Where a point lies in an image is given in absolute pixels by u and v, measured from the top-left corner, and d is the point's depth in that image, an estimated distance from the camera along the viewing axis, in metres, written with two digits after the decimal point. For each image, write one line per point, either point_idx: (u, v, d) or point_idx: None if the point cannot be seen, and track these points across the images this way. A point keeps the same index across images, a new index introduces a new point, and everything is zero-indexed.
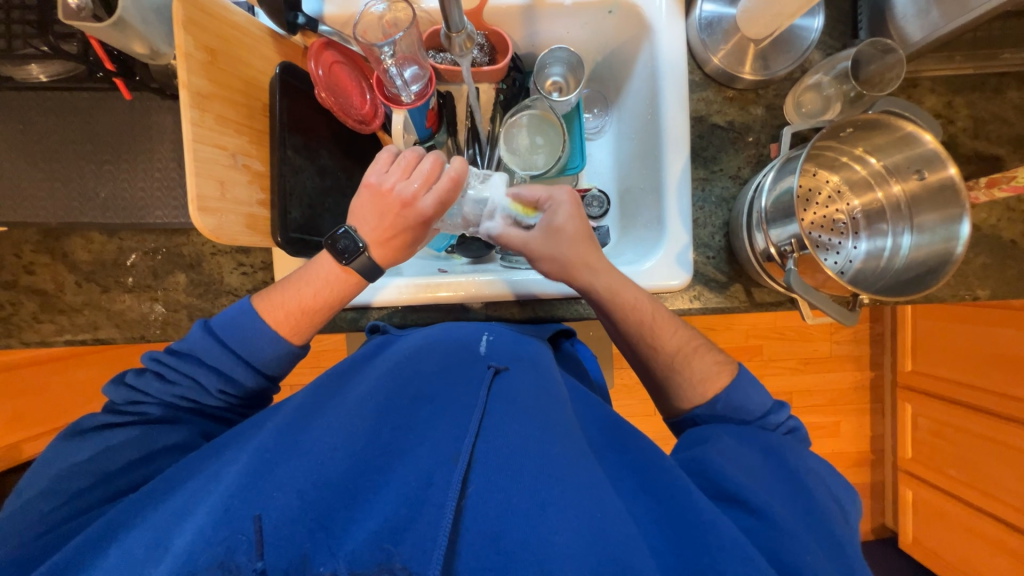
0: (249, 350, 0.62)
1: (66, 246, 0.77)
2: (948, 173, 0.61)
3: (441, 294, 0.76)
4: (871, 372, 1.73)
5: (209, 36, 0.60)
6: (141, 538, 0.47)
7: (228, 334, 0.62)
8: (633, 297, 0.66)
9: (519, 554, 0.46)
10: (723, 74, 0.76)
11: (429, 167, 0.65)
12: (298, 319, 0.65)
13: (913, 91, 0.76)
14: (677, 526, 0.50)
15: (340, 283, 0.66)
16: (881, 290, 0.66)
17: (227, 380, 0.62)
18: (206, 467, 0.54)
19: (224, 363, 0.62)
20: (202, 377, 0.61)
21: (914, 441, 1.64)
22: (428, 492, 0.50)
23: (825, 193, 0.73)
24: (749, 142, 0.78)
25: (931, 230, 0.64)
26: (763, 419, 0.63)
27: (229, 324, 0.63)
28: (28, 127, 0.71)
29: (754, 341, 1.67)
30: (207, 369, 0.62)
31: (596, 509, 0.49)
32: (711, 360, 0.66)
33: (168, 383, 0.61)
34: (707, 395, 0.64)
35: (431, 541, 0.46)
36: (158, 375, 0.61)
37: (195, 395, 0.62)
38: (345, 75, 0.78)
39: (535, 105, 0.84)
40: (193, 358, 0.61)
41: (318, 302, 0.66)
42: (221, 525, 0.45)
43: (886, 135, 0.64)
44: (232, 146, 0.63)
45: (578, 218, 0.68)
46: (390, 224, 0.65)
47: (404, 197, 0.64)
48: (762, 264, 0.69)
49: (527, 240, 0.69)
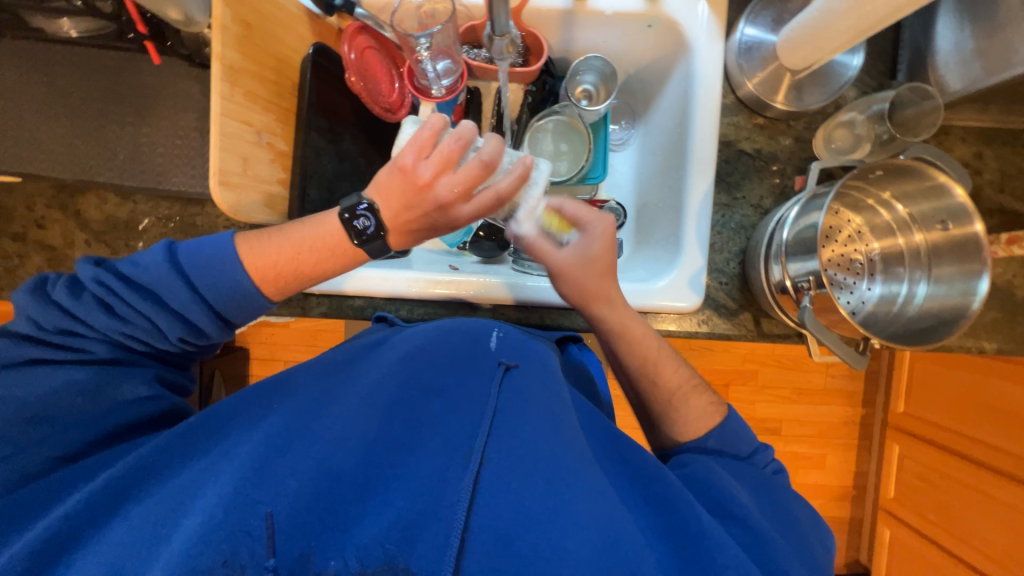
0: (220, 301, 0.58)
1: (79, 204, 0.77)
2: (973, 229, 0.60)
3: (439, 292, 0.76)
4: (863, 409, 1.73)
5: (247, 10, 0.59)
6: (146, 517, 0.47)
7: (198, 276, 0.57)
8: (642, 335, 0.66)
9: (530, 562, 0.45)
10: (755, 100, 0.75)
11: (455, 147, 0.58)
12: (287, 272, 0.61)
13: (945, 139, 0.75)
14: (677, 536, 0.50)
15: (331, 245, 0.61)
16: (893, 337, 0.66)
17: (189, 329, 0.58)
18: (210, 449, 0.53)
19: (189, 308, 0.57)
20: (160, 319, 0.57)
21: (899, 481, 1.64)
22: (441, 491, 0.49)
23: (846, 233, 0.72)
24: (773, 171, 0.77)
25: (949, 282, 0.64)
26: (751, 456, 0.62)
27: (200, 266, 0.57)
28: (55, 80, 0.70)
29: (751, 366, 1.67)
30: (169, 312, 0.57)
31: (608, 517, 0.48)
32: (704, 403, 0.64)
33: (115, 318, 0.56)
34: (731, 430, 0.62)
35: (444, 540, 0.46)
36: (106, 309, 0.55)
37: (150, 336, 0.57)
38: (377, 61, 0.78)
39: (563, 111, 0.84)
40: (150, 294, 0.56)
41: (310, 258, 0.61)
42: (230, 513, 0.44)
43: (915, 182, 0.63)
44: (258, 122, 0.62)
45: (610, 253, 0.67)
46: (410, 206, 0.60)
47: (429, 179, 0.58)
48: (776, 296, 0.69)
49: (561, 261, 0.65)
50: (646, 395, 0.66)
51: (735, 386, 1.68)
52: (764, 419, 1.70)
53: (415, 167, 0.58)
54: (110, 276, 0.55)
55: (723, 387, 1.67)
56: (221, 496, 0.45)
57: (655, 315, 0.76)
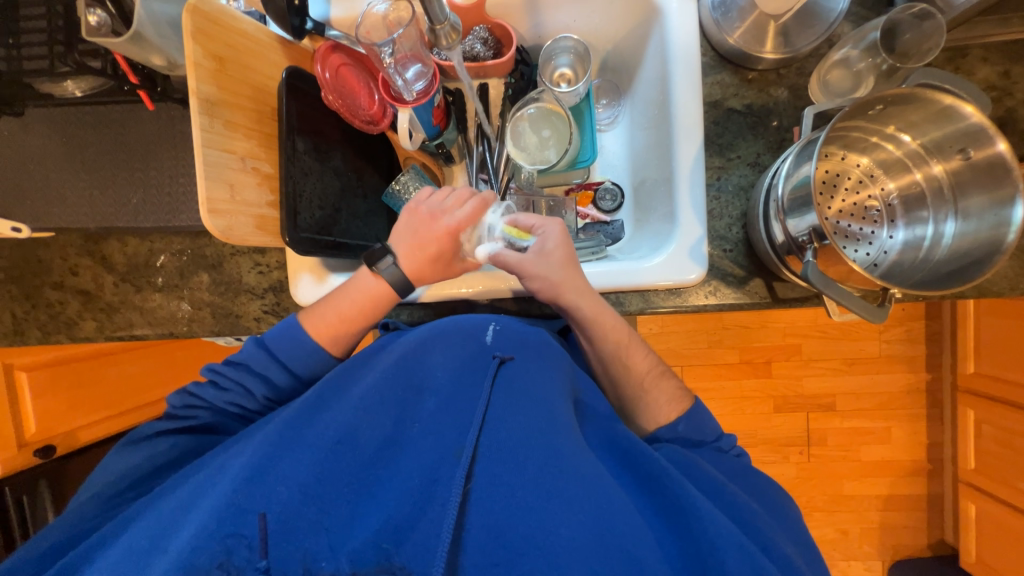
0: (294, 362, 0.66)
1: (104, 250, 0.83)
2: (996, 149, 0.54)
3: (460, 292, 0.73)
4: (927, 375, 1.58)
5: (218, 45, 0.62)
6: (146, 528, 0.50)
7: (282, 348, 0.66)
8: (612, 323, 0.68)
9: (524, 551, 0.47)
10: (739, 54, 0.71)
11: (472, 206, 0.70)
12: (343, 332, 0.69)
13: (962, 62, 0.68)
14: (672, 516, 0.51)
15: (381, 299, 0.70)
16: (918, 283, 0.61)
17: (271, 387, 0.66)
18: (210, 463, 0.56)
19: (276, 374, 0.66)
20: (248, 382, 0.65)
21: (978, 451, 1.48)
22: (431, 490, 0.51)
23: (854, 178, 0.68)
24: (771, 126, 0.73)
25: (979, 216, 0.57)
26: (717, 441, 0.66)
27: (280, 338, 0.66)
28: (70, 139, 0.76)
29: (793, 340, 1.57)
30: (258, 377, 0.66)
31: (602, 505, 0.49)
32: (672, 387, 0.69)
33: (219, 390, 0.65)
34: (703, 416, 0.66)
35: (433, 538, 0.48)
36: (214, 385, 0.66)
37: (242, 401, 0.66)
38: (353, 77, 0.79)
39: (541, 98, 0.82)
40: (246, 367, 0.66)
41: (360, 315, 0.69)
42: (225, 521, 0.47)
43: (921, 110, 0.58)
44: (241, 149, 0.65)
45: (566, 246, 0.70)
46: (436, 252, 0.70)
47: (452, 227, 0.70)
48: (782, 257, 0.64)
49: (522, 260, 0.68)
50: (620, 381, 0.69)
51: (777, 362, 1.57)
52: (814, 394, 1.59)
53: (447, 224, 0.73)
54: (221, 364, 0.66)
55: (764, 365, 1.57)
56: (218, 504, 0.48)
57: (662, 291, 0.74)
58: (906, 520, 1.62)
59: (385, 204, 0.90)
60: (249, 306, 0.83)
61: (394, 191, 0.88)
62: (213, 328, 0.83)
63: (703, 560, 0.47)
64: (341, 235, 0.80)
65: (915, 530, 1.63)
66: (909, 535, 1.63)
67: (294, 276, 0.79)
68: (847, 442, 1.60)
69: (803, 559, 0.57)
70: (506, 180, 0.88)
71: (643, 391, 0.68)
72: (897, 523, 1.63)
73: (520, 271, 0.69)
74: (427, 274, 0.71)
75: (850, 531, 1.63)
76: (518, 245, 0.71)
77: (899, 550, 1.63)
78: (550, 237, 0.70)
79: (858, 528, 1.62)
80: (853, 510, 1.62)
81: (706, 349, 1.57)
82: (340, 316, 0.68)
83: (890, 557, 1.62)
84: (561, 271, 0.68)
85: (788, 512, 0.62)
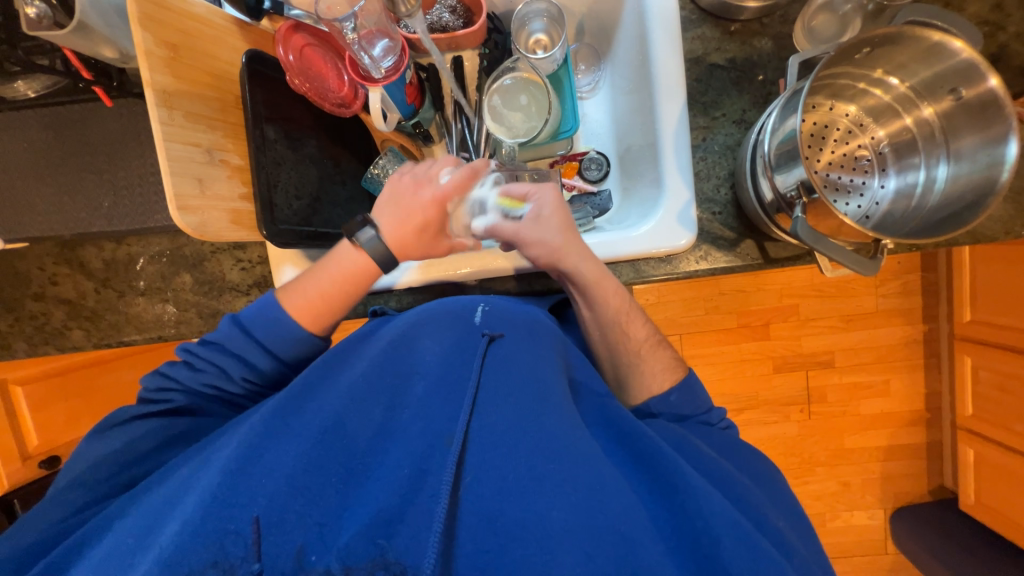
0: (268, 338, 0.64)
1: (82, 257, 0.82)
2: (988, 85, 0.52)
3: (448, 274, 0.74)
4: (925, 326, 1.58)
5: (169, 31, 0.59)
6: (132, 527, 0.49)
7: (256, 327, 0.64)
8: (613, 289, 0.67)
9: (517, 532, 0.47)
10: (720, 6, 0.68)
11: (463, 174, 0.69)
12: (323, 311, 0.66)
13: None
14: (667, 489, 0.52)
15: (361, 274, 0.67)
16: (909, 232, 0.60)
17: (248, 367, 0.64)
18: (199, 454, 0.55)
19: (250, 352, 0.64)
20: (226, 363, 0.63)
21: (976, 397, 1.49)
22: (424, 476, 0.50)
23: (843, 128, 0.67)
24: (757, 80, 0.70)
25: (971, 157, 0.56)
26: (705, 414, 0.66)
27: (255, 316, 0.64)
28: (30, 143, 0.73)
29: (789, 301, 1.56)
30: (232, 357, 0.64)
31: (595, 481, 0.50)
32: (666, 356, 0.68)
33: (196, 370, 0.64)
34: (692, 386, 0.66)
35: (425, 529, 0.47)
36: (189, 365, 0.64)
37: (222, 382, 0.64)
38: (319, 58, 0.76)
39: (518, 66, 0.79)
40: (221, 346, 0.64)
41: (339, 293, 0.67)
42: (209, 515, 0.46)
43: (911, 49, 0.55)
44: (207, 141, 0.63)
45: (562, 211, 0.69)
46: (421, 222, 0.68)
47: (437, 194, 0.68)
48: (772, 215, 0.62)
49: (518, 230, 0.68)
50: (614, 349, 0.69)
51: (775, 324, 1.57)
52: (813, 352, 1.60)
53: (424, 189, 0.68)
54: (194, 344, 0.64)
55: (762, 327, 1.57)
56: (202, 501, 0.47)
57: (651, 260, 0.72)
58: (906, 468, 1.65)
59: (366, 189, 0.88)
60: (234, 304, 0.81)
61: (373, 176, 0.87)
62: (201, 329, 0.82)
63: (697, 537, 0.48)
64: (323, 225, 0.78)
65: (915, 477, 1.65)
66: (909, 483, 1.66)
67: (277, 269, 0.78)
68: (847, 397, 1.62)
69: (790, 522, 0.58)
70: (488, 157, 0.86)
71: (634, 361, 0.67)
72: (898, 472, 1.65)
73: (517, 241, 0.68)
74: (411, 249, 0.69)
75: (851, 483, 1.65)
76: (512, 215, 0.70)
77: (899, 497, 1.66)
78: (546, 202, 0.69)
79: (861, 479, 1.65)
80: (853, 462, 1.64)
81: (702, 315, 1.57)
82: (321, 294, 0.66)
83: (891, 506, 1.66)
84: (557, 235, 0.67)
85: (772, 476, 0.64)
